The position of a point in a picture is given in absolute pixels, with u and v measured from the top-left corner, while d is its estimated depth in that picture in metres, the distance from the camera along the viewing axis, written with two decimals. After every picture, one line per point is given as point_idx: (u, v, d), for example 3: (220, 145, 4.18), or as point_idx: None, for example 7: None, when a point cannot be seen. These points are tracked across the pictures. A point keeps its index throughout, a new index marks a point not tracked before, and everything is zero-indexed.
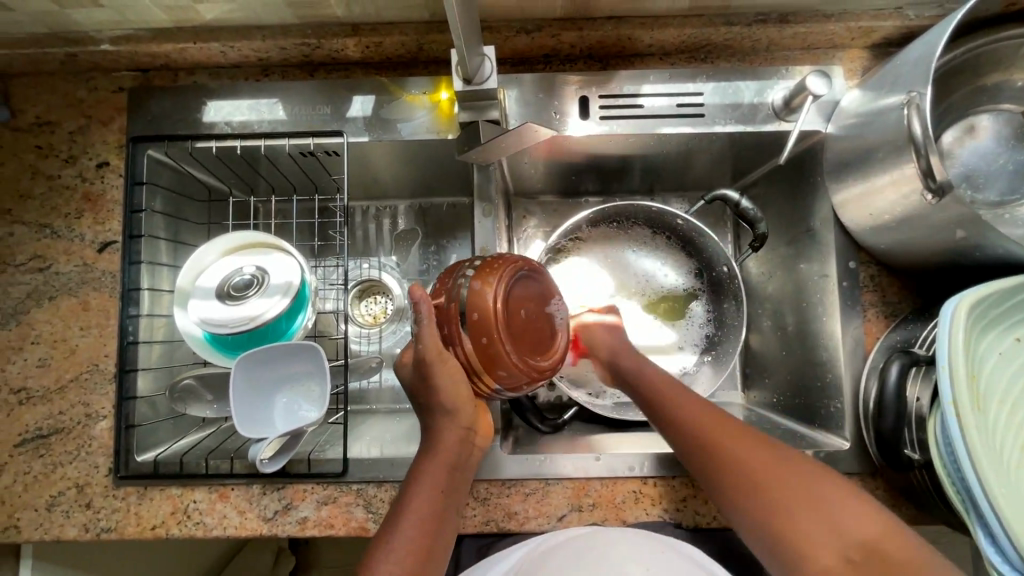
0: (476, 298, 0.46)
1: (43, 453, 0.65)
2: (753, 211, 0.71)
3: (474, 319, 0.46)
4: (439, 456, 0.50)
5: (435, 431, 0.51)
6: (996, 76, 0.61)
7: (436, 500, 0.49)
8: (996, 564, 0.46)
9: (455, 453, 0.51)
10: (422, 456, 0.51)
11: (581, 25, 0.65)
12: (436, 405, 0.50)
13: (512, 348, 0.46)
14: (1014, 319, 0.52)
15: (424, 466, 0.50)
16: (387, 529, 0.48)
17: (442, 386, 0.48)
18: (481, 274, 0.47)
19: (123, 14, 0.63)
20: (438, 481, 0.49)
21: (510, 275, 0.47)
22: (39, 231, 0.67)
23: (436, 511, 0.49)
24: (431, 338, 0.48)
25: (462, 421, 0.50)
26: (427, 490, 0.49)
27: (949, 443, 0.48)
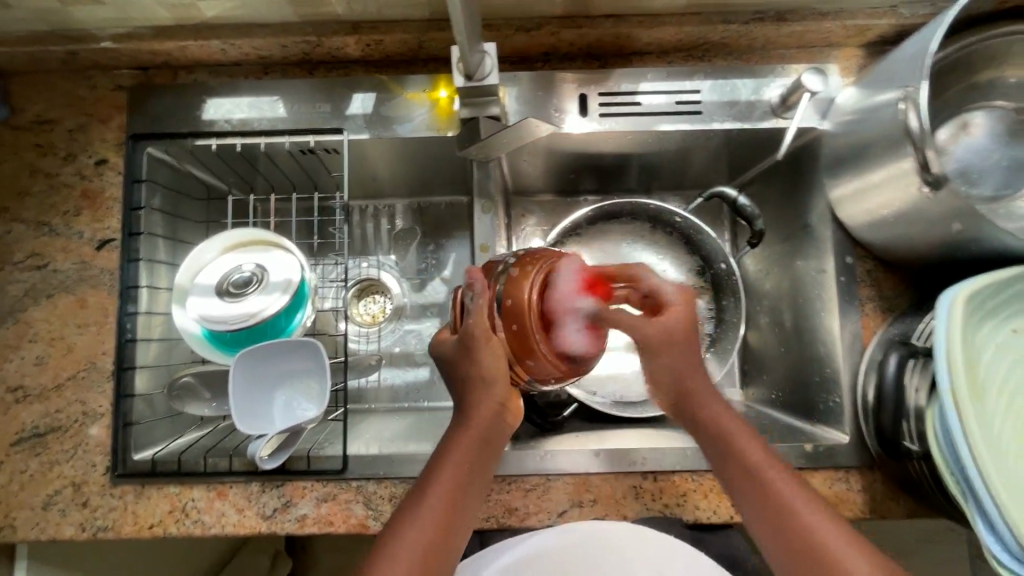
0: (515, 286, 0.47)
1: (39, 451, 0.64)
2: (751, 208, 0.72)
3: (512, 305, 0.47)
4: (471, 430, 0.49)
5: (469, 405, 0.49)
6: (989, 72, 0.62)
7: (463, 475, 0.48)
8: (995, 552, 0.46)
9: (486, 426, 0.49)
10: (455, 425, 0.50)
11: (580, 23, 0.66)
12: (475, 376, 0.48)
13: (544, 339, 0.47)
14: (1011, 310, 0.52)
15: (456, 437, 0.49)
16: (409, 501, 0.47)
17: (474, 364, 0.48)
18: (522, 265, 0.48)
19: (124, 11, 0.63)
20: (469, 455, 0.48)
21: (550, 267, 0.48)
22: (38, 228, 0.67)
23: (462, 486, 0.47)
24: (475, 322, 0.48)
25: (497, 395, 0.48)
26: (457, 463, 0.48)
27: (948, 433, 0.49)
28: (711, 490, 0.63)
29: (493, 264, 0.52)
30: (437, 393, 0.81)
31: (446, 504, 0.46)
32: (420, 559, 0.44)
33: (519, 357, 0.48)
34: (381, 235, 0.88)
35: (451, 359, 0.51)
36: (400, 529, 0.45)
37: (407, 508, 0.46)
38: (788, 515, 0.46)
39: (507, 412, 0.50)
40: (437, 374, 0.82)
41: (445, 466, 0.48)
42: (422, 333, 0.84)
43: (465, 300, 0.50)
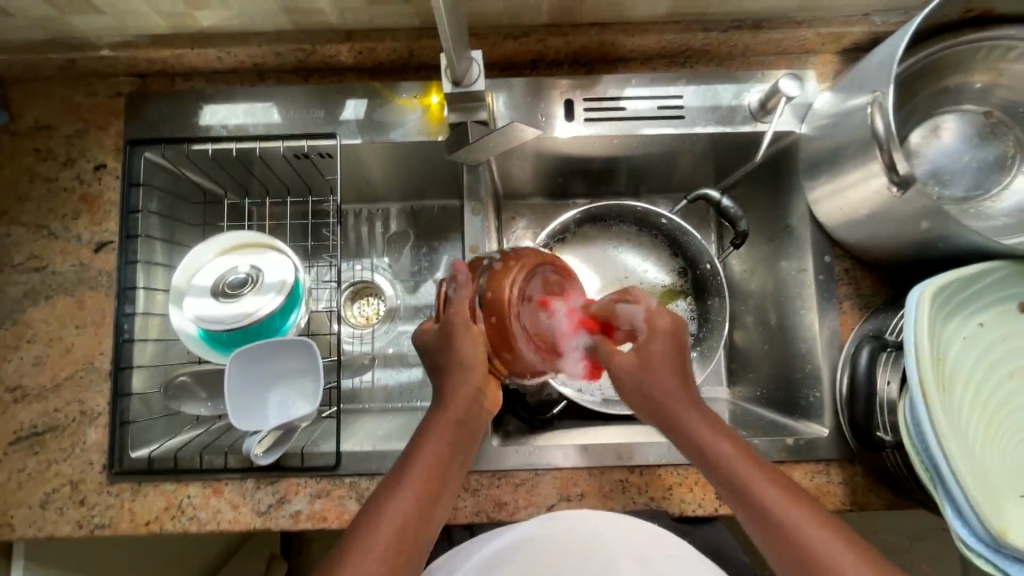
0: (496, 283, 0.51)
1: (37, 450, 0.65)
2: (734, 209, 0.73)
3: (492, 297, 0.51)
4: (450, 412, 0.52)
5: (445, 389, 0.52)
6: (959, 77, 0.64)
7: (442, 456, 0.50)
8: (962, 536, 0.48)
9: (465, 410, 0.52)
10: (435, 409, 0.52)
11: (565, 31, 0.68)
12: (454, 361, 0.52)
13: (522, 332, 0.51)
14: (974, 305, 0.55)
15: (434, 421, 0.51)
16: (389, 481, 0.49)
17: (456, 348, 0.51)
18: (505, 264, 0.53)
19: (123, 20, 0.65)
20: (447, 437, 0.51)
21: (530, 266, 0.52)
22: (37, 231, 0.69)
23: (440, 467, 0.50)
24: (457, 311, 0.51)
25: (474, 380, 0.52)
26: (435, 446, 0.50)
27: (917, 423, 0.51)
28: (696, 483, 0.65)
29: (479, 259, 0.56)
30: (430, 393, 0.83)
31: (427, 483, 0.48)
32: (399, 535, 0.46)
33: (496, 348, 0.51)
34: (375, 239, 0.89)
35: (433, 347, 0.54)
36: (382, 506, 0.47)
37: (387, 487, 0.48)
38: (768, 518, 0.48)
39: (484, 399, 0.53)
40: (430, 374, 0.83)
41: (426, 447, 0.50)
42: None
43: (448, 290, 0.54)
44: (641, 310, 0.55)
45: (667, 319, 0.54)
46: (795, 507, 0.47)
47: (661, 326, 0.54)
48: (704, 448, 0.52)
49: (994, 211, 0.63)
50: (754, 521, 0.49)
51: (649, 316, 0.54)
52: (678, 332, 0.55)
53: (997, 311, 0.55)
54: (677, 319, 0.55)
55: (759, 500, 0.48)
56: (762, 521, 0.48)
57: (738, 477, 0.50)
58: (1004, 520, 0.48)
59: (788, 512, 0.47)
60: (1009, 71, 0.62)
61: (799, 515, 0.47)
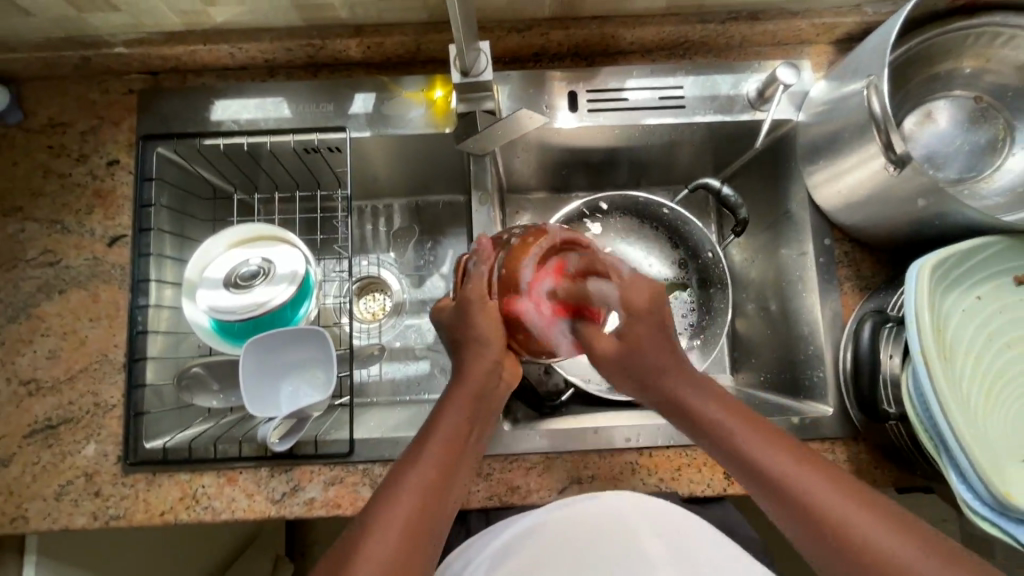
0: (514, 266, 0.53)
1: (52, 442, 0.66)
2: (734, 198, 0.75)
3: (507, 276, 0.53)
4: (467, 386, 0.54)
5: (465, 366, 0.55)
6: (949, 64, 0.66)
7: (461, 431, 0.52)
8: (968, 500, 0.51)
9: (482, 383, 0.54)
10: (451, 386, 0.54)
11: (568, 24, 0.70)
12: (471, 338, 0.55)
13: (537, 314, 0.54)
14: (973, 279, 0.57)
15: (450, 395, 0.53)
16: (406, 460, 0.50)
17: (474, 325, 0.54)
18: (524, 243, 0.54)
19: (137, 17, 0.67)
20: (464, 411, 0.53)
21: (548, 250, 0.53)
22: (50, 226, 0.70)
23: (456, 439, 0.51)
24: (473, 288, 0.54)
25: (492, 355, 0.55)
26: (453, 418, 0.52)
27: (921, 392, 0.53)
28: (704, 463, 0.65)
29: (498, 236, 0.58)
30: (437, 386, 0.83)
31: (444, 458, 0.50)
32: (415, 514, 0.46)
33: (512, 325, 0.54)
34: (380, 235, 0.90)
35: (449, 322, 0.57)
36: (398, 484, 0.48)
37: (406, 464, 0.49)
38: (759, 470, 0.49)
39: (496, 375, 0.55)
40: (437, 366, 0.84)
41: (442, 426, 0.51)
42: (422, 328, 0.86)
43: (469, 265, 0.56)
44: (613, 291, 0.56)
45: (644, 296, 0.56)
46: (790, 459, 0.49)
47: (642, 305, 0.56)
48: (688, 407, 0.55)
49: (987, 191, 0.65)
50: (751, 479, 0.50)
51: (625, 294, 0.56)
52: (659, 303, 0.56)
53: (992, 285, 0.57)
54: (653, 288, 0.57)
55: (752, 457, 0.50)
56: (757, 477, 0.49)
57: (724, 427, 0.52)
58: (1008, 485, 0.50)
59: (787, 470, 0.48)
60: (997, 56, 0.64)
61: (793, 465, 0.48)
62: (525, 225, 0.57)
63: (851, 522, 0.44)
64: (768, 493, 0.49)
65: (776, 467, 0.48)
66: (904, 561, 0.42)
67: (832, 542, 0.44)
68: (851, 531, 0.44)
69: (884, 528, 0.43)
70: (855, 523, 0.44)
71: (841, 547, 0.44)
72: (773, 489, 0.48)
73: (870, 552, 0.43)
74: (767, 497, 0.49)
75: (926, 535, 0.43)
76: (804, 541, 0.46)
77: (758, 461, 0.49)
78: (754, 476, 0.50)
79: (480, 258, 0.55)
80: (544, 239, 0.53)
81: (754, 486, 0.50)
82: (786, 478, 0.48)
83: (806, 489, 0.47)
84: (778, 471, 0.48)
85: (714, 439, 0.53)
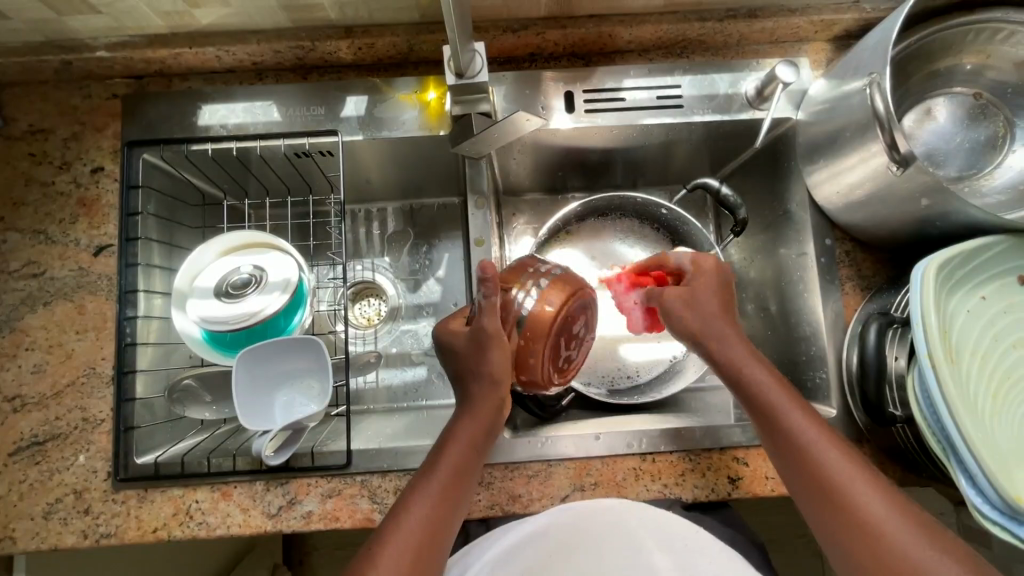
0: (537, 316, 0.56)
1: (39, 460, 0.64)
2: (733, 197, 0.73)
3: (531, 318, 0.56)
4: (473, 417, 0.55)
5: (472, 395, 0.56)
6: (949, 60, 0.65)
7: (467, 460, 0.54)
8: (976, 504, 0.50)
9: (490, 414, 0.55)
10: (460, 415, 0.56)
11: (564, 23, 0.69)
12: (482, 372, 0.55)
13: (546, 364, 0.58)
14: (979, 278, 0.57)
15: (459, 426, 0.55)
16: (417, 482, 0.53)
17: (486, 360, 0.55)
18: (550, 288, 0.58)
19: (120, 20, 0.65)
20: (471, 441, 0.54)
21: (570, 303, 0.58)
22: (33, 236, 0.68)
23: (466, 467, 0.53)
24: (489, 322, 0.54)
25: (502, 392, 0.55)
26: (460, 448, 0.54)
27: (928, 394, 0.52)
28: (707, 468, 0.64)
29: (521, 271, 0.59)
30: (435, 392, 0.82)
31: (451, 488, 0.52)
32: (425, 537, 0.49)
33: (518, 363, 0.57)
34: (374, 239, 0.89)
35: (461, 352, 0.56)
36: (408, 505, 0.51)
37: (416, 487, 0.52)
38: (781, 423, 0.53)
39: (501, 407, 0.56)
40: (434, 372, 0.83)
41: (453, 454, 0.53)
42: (419, 332, 0.85)
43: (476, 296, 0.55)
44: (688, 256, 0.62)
45: (712, 274, 0.60)
46: (807, 419, 0.53)
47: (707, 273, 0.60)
48: (729, 362, 0.57)
49: (988, 188, 0.64)
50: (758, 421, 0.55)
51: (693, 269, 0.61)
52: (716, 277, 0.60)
53: (998, 284, 0.57)
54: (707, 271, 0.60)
55: (773, 406, 0.54)
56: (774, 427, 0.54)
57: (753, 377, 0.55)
58: (1017, 487, 0.50)
59: (808, 431, 0.52)
60: (997, 52, 0.64)
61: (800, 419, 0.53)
62: (546, 264, 0.60)
63: (841, 477, 0.50)
64: (788, 456, 0.53)
65: (788, 421, 0.53)
66: (882, 520, 0.47)
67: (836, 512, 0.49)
68: (842, 485, 0.49)
69: (868, 489, 0.49)
70: (848, 481, 0.49)
71: (828, 494, 0.50)
72: (780, 434, 0.53)
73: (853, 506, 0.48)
74: (782, 455, 0.53)
75: (907, 508, 0.48)
76: (796, 481, 0.52)
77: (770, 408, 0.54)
78: (774, 429, 0.54)
79: (489, 293, 0.54)
80: (574, 289, 0.59)
81: (763, 430, 0.55)
82: (795, 430, 0.52)
83: (807, 440, 0.52)
84: (786, 420, 0.53)
85: (738, 387, 0.56)
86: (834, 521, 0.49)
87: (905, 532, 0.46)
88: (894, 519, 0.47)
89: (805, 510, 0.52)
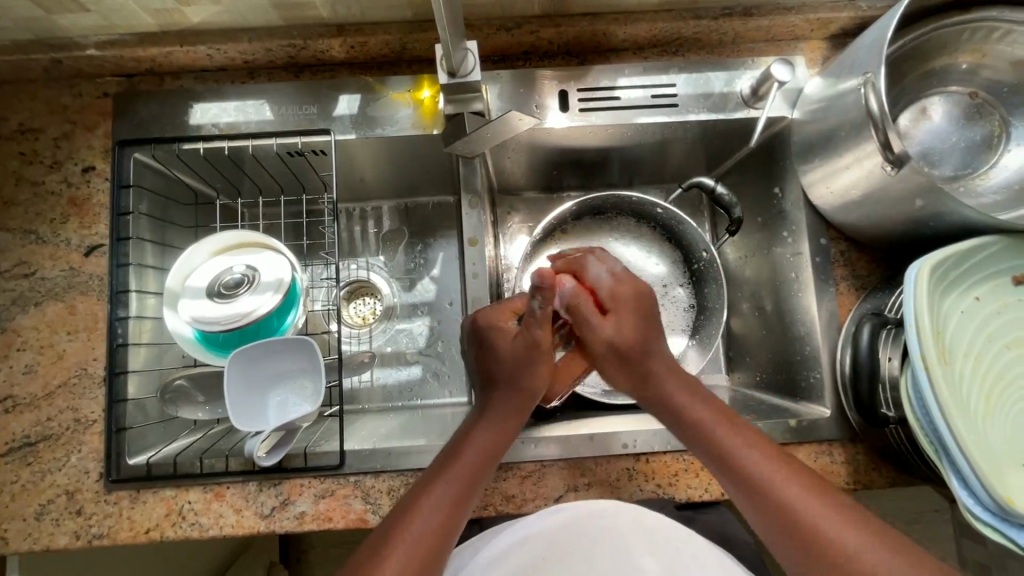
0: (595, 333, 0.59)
1: (30, 461, 0.63)
2: (728, 196, 0.73)
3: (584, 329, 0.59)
4: (495, 417, 0.57)
5: (500, 401, 0.57)
6: (945, 59, 0.65)
7: (481, 464, 0.54)
8: (968, 505, 0.50)
9: (511, 417, 0.57)
10: (479, 416, 0.57)
11: (558, 21, 0.69)
12: (523, 382, 0.57)
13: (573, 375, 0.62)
14: (973, 279, 0.57)
15: (478, 429, 0.56)
16: (426, 484, 0.53)
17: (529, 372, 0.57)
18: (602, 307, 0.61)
19: (109, 18, 0.64)
20: (487, 445, 0.55)
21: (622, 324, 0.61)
22: (23, 237, 0.67)
23: (478, 471, 0.54)
24: (542, 333, 0.57)
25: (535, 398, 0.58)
26: (475, 450, 0.55)
27: (921, 395, 0.52)
28: (702, 468, 0.64)
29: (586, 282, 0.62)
30: (430, 391, 0.82)
31: (464, 489, 0.53)
32: (434, 539, 0.50)
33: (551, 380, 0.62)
34: (369, 237, 0.88)
35: (503, 355, 0.57)
36: (418, 506, 0.51)
37: (426, 489, 0.52)
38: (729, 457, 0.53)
39: (525, 415, 0.58)
40: (430, 371, 0.82)
41: (469, 455, 0.54)
42: (414, 332, 0.85)
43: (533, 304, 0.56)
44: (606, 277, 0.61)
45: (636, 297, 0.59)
46: (756, 450, 0.53)
47: (627, 302, 0.59)
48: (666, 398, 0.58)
49: (983, 188, 0.64)
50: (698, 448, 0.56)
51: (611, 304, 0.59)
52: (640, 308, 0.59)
53: (991, 285, 0.57)
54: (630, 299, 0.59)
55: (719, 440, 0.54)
56: (725, 463, 0.54)
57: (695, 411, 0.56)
58: (1009, 488, 0.49)
59: (759, 464, 0.52)
60: (992, 52, 0.64)
61: (740, 446, 0.54)
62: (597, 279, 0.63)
63: (786, 496, 0.50)
64: (745, 492, 0.52)
65: (735, 454, 0.53)
66: (841, 539, 0.47)
67: (806, 543, 0.48)
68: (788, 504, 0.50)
69: (820, 511, 0.49)
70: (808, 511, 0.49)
71: (792, 527, 0.49)
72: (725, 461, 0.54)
73: (803, 522, 0.48)
74: (741, 491, 0.52)
75: (857, 513, 0.48)
76: (758, 516, 0.51)
77: (712, 439, 0.55)
78: (727, 464, 0.53)
79: (547, 302, 0.56)
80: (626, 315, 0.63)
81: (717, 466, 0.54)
82: (743, 462, 0.52)
83: (750, 466, 0.52)
84: (733, 453, 0.53)
85: (682, 423, 0.57)
86: (803, 555, 0.48)
87: (854, 541, 0.46)
88: (858, 540, 0.46)
89: (773, 546, 0.51)
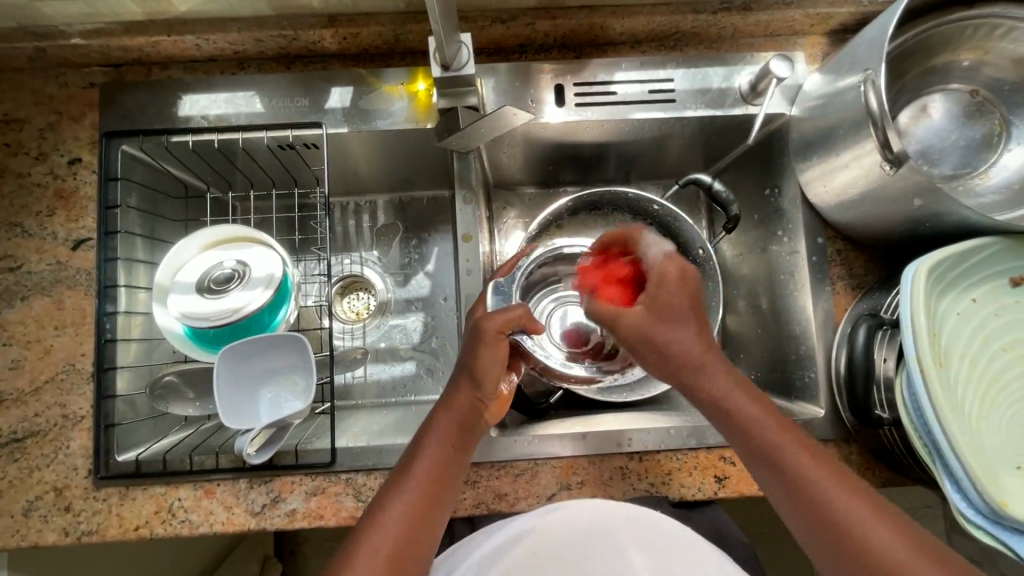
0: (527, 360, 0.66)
1: (18, 457, 0.63)
2: (725, 193, 0.72)
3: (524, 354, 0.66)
4: (452, 411, 0.56)
5: (452, 390, 0.57)
6: (945, 57, 0.64)
7: (444, 458, 0.54)
8: (956, 503, 0.50)
9: (466, 414, 0.56)
10: (435, 413, 0.56)
11: (555, 14, 0.67)
12: (469, 368, 0.56)
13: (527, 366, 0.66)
14: (970, 281, 0.56)
15: (439, 420, 0.55)
16: (392, 483, 0.52)
17: (476, 355, 0.56)
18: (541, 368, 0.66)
19: (94, 7, 0.63)
20: (448, 446, 0.54)
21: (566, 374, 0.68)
22: (10, 230, 0.66)
23: (442, 466, 0.53)
24: (494, 322, 0.57)
25: (478, 390, 0.56)
26: (437, 446, 0.54)
27: (916, 397, 0.52)
28: (694, 468, 0.64)
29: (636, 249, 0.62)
30: (424, 387, 0.81)
31: (428, 488, 0.52)
32: (401, 540, 0.49)
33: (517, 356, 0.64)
34: (363, 231, 0.87)
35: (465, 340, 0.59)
36: (384, 508, 0.50)
37: (394, 488, 0.52)
38: (769, 454, 0.50)
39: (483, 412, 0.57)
40: (424, 367, 0.82)
41: (427, 454, 0.53)
42: (407, 328, 0.84)
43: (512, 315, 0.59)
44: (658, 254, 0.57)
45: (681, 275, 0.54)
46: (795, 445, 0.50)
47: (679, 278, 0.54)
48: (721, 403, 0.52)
49: (982, 188, 0.63)
50: (732, 434, 0.53)
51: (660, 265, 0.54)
52: (690, 282, 0.54)
53: (988, 286, 0.57)
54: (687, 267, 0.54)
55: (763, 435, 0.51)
56: (769, 463, 0.50)
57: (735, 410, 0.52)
58: (1003, 492, 0.49)
59: (800, 461, 0.49)
60: (995, 49, 0.63)
61: (772, 429, 0.51)
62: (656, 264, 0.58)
63: (837, 502, 0.47)
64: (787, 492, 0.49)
65: (776, 448, 0.50)
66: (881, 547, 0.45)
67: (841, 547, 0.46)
68: (827, 504, 0.47)
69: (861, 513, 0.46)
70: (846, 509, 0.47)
71: (830, 530, 0.47)
72: (756, 449, 0.51)
73: (847, 533, 0.46)
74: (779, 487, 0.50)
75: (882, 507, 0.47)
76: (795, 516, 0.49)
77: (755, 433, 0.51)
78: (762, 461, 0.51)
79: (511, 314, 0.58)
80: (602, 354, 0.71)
81: (758, 463, 0.51)
82: (784, 456, 0.50)
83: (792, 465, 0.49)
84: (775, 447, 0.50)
85: (730, 425, 0.52)
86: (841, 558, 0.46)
87: (879, 532, 0.45)
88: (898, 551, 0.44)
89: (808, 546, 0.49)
